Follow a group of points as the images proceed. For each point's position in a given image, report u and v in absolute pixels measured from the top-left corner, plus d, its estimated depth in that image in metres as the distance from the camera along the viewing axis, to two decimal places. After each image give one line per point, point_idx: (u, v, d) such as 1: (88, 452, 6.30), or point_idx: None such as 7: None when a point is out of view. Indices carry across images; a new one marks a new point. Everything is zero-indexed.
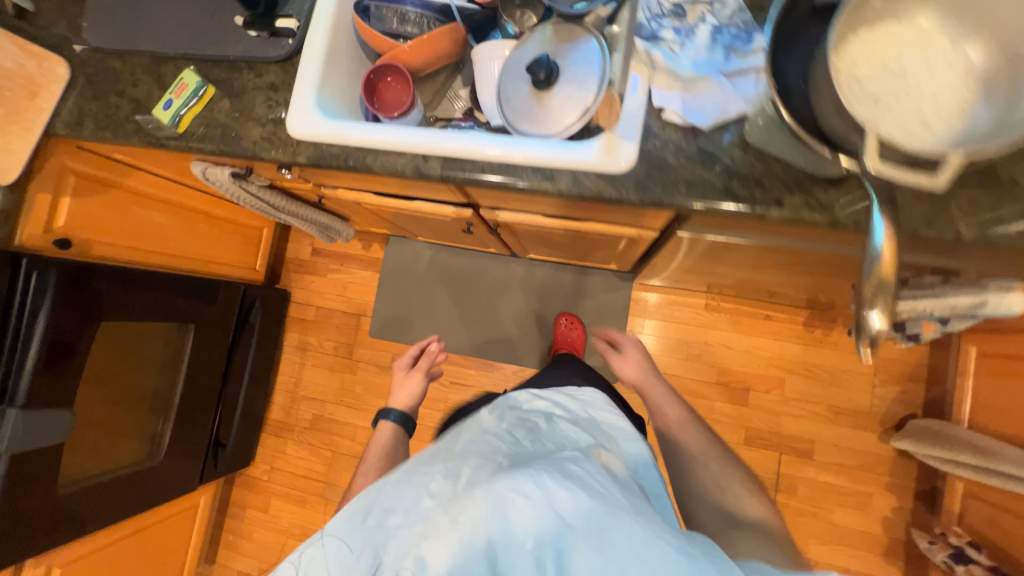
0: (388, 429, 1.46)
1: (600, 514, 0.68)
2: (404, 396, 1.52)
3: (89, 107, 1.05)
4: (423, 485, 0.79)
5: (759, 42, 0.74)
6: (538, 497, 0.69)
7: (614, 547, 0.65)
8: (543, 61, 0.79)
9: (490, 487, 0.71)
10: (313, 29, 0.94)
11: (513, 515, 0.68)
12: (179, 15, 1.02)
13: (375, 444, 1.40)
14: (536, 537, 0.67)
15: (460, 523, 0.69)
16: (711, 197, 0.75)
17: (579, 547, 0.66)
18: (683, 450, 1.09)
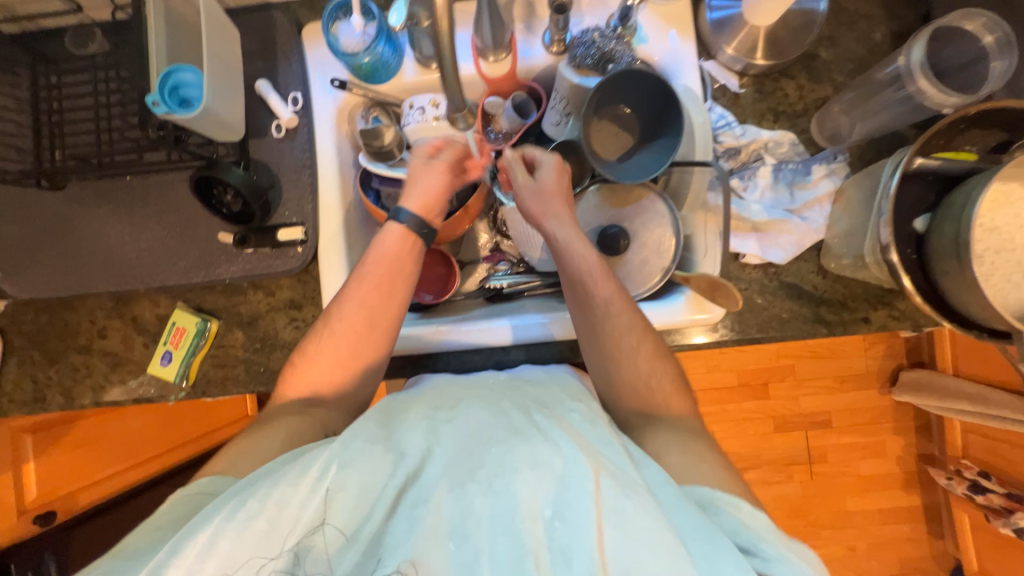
0: (398, 232, 0.72)
1: (632, 500, 0.46)
2: (423, 190, 0.74)
3: (46, 374, 0.84)
4: (387, 447, 0.53)
5: (818, 173, 0.75)
6: (551, 475, 0.49)
7: (638, 532, 0.44)
8: (613, 233, 0.76)
9: (481, 458, 0.52)
10: (325, 229, 0.80)
11: (490, 500, 0.49)
12: (132, 240, 0.82)
13: (379, 256, 0.70)
14: (543, 529, 0.48)
15: (414, 519, 0.49)
16: (805, 327, 0.77)
17: (597, 528, 0.46)
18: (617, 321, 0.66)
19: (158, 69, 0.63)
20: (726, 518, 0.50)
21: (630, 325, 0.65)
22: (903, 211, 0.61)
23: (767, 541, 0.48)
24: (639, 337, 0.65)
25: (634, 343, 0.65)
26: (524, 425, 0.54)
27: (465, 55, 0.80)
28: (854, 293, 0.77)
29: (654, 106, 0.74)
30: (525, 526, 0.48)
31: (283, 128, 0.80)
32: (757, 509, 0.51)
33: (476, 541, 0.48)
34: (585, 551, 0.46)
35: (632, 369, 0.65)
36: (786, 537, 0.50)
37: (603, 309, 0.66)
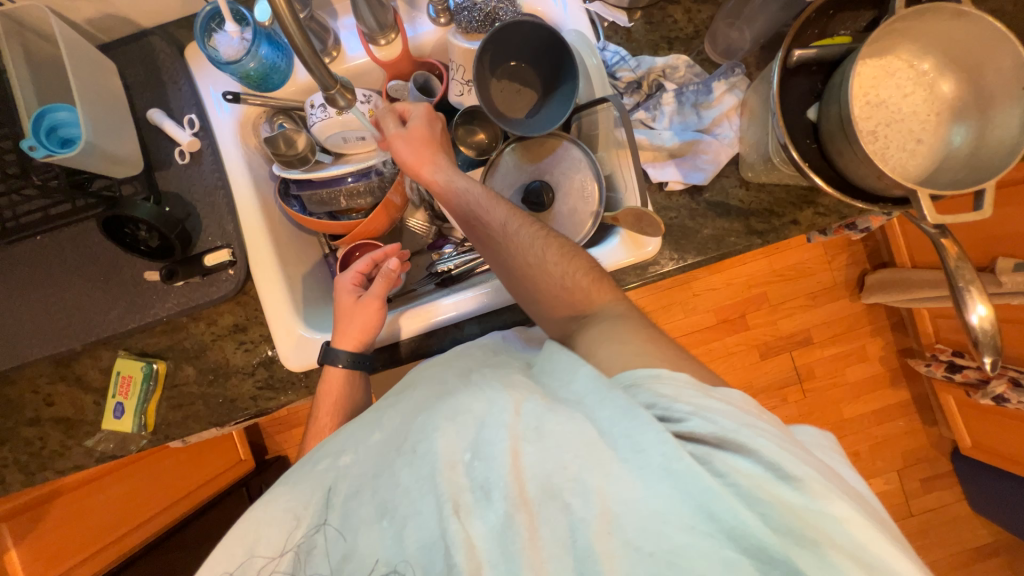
0: (340, 373, 0.74)
1: (552, 414, 0.45)
2: (358, 326, 0.76)
3: (1, 455, 0.81)
4: (324, 456, 0.54)
5: (720, 89, 0.76)
6: (473, 420, 0.47)
7: (557, 441, 0.43)
8: (537, 188, 0.76)
9: (408, 428, 0.50)
10: (251, 247, 0.79)
11: (412, 467, 0.46)
12: (58, 300, 0.79)
13: (325, 400, 0.73)
14: (464, 475, 0.45)
15: (347, 511, 0.48)
16: (741, 240, 0.78)
17: (514, 452, 0.44)
18: (533, 254, 0.63)
19: (31, 114, 0.62)
20: (646, 395, 0.47)
21: (552, 257, 0.63)
22: (795, 105, 0.63)
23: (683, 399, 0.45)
24: (568, 264, 0.63)
25: (565, 269, 0.63)
26: (452, 388, 0.54)
27: (354, 44, 0.80)
28: (779, 195, 0.78)
29: (543, 53, 0.75)
30: (445, 477, 0.45)
31: (186, 154, 0.78)
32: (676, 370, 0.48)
33: (406, 507, 0.45)
34: (502, 482, 0.43)
35: (564, 293, 0.62)
36: (712, 391, 0.46)
37: (523, 249, 0.64)
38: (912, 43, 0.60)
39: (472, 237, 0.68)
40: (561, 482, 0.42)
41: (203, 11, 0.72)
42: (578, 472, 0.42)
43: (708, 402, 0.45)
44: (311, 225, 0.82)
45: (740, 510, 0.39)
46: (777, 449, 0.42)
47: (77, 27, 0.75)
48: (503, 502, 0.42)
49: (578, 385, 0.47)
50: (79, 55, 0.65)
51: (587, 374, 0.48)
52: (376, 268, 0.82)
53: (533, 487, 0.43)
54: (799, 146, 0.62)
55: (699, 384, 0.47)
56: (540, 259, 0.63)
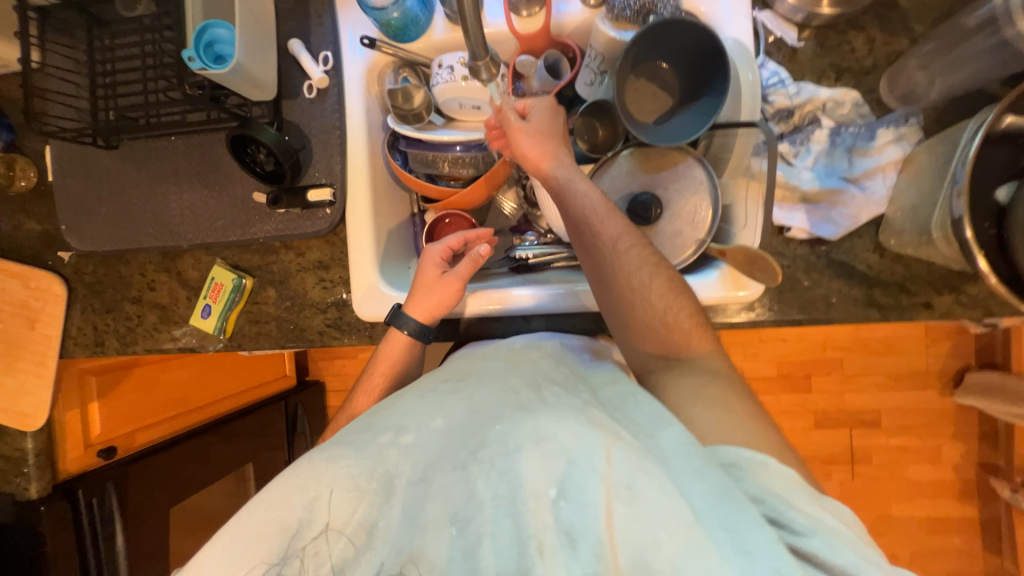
0: (404, 339, 0.75)
1: (648, 476, 0.43)
2: (433, 300, 0.74)
3: (104, 322, 0.91)
4: (386, 430, 0.54)
5: (884, 138, 0.66)
6: (558, 452, 0.45)
7: (654, 510, 0.42)
8: (645, 201, 0.71)
9: (483, 435, 0.49)
10: (352, 190, 0.81)
11: (491, 482, 0.46)
12: (176, 199, 0.86)
13: (381, 361, 0.75)
14: (550, 513, 0.44)
15: (418, 501, 0.49)
16: (855, 310, 0.70)
17: (607, 507, 0.42)
18: (639, 281, 0.62)
19: (195, 26, 0.66)
20: (750, 484, 0.48)
21: (657, 288, 0.62)
22: (983, 179, 0.54)
23: (789, 500, 0.46)
24: (671, 299, 0.62)
25: (666, 304, 0.62)
26: (523, 400, 0.52)
27: (496, 10, 0.77)
28: (916, 270, 0.69)
29: (695, 60, 0.69)
30: (529, 507, 0.44)
31: (314, 89, 0.81)
32: (783, 465, 0.49)
33: (481, 523, 0.45)
34: (593, 536, 0.42)
35: (642, 308, 0.62)
36: (817, 499, 0.47)
37: (629, 272, 0.62)
38: None
39: (577, 248, 0.65)
40: (651, 556, 0.41)
41: None
42: (677, 553, 0.40)
43: (811, 508, 0.46)
44: (410, 181, 0.82)
45: None
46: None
47: None
48: (592, 558, 0.41)
49: (666, 442, 0.49)
50: None
51: (676, 432, 0.50)
52: (465, 246, 0.79)
53: (624, 555, 0.41)
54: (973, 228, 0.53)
55: (807, 487, 0.48)
56: (637, 285, 0.62)
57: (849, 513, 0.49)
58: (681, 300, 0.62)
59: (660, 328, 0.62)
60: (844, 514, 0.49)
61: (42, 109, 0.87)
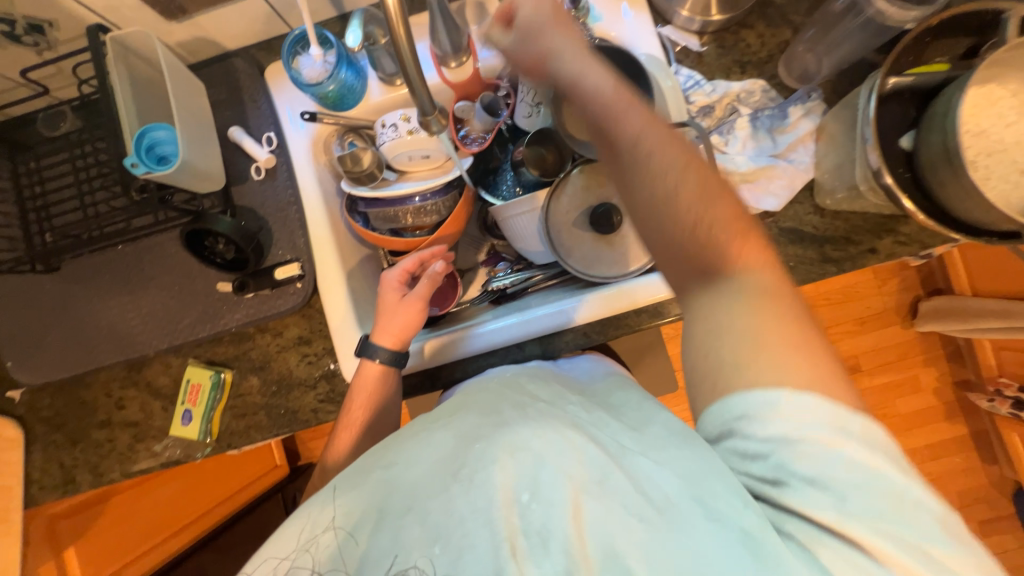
0: (377, 369, 0.72)
1: (615, 470, 0.47)
2: (399, 324, 0.74)
3: (72, 456, 0.84)
4: (380, 464, 0.54)
5: (795, 114, 0.75)
6: (532, 460, 0.48)
7: (618, 499, 0.45)
8: (604, 211, 0.76)
9: (464, 456, 0.51)
10: (320, 260, 0.80)
11: (470, 497, 0.48)
12: (134, 307, 0.82)
13: (359, 389, 0.72)
14: (520, 517, 0.46)
15: (400, 528, 0.48)
16: (814, 268, 0.76)
17: (574, 504, 0.45)
18: (669, 188, 0.46)
19: (132, 132, 0.65)
20: (755, 428, 0.40)
21: (687, 196, 0.45)
22: (887, 132, 0.61)
23: (804, 457, 0.39)
24: (716, 211, 0.45)
25: (717, 219, 0.45)
26: (507, 416, 0.54)
27: (427, 65, 0.80)
28: (855, 221, 0.76)
29: (622, 81, 0.75)
30: (503, 515, 0.46)
31: (262, 170, 0.81)
32: (802, 395, 0.39)
33: (461, 538, 0.46)
34: (563, 533, 0.45)
35: (698, 225, 0.45)
36: (840, 441, 0.39)
37: (657, 176, 0.46)
38: (1018, 73, 0.58)
39: (596, 146, 0.51)
40: (617, 540, 0.44)
41: (290, 35, 0.74)
42: (639, 534, 0.43)
43: (836, 463, 0.38)
44: (375, 241, 0.82)
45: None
46: (908, 544, 0.37)
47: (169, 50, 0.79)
48: (562, 555, 0.44)
49: (637, 436, 0.52)
50: (178, 77, 0.68)
51: (659, 427, 0.53)
52: (422, 267, 0.79)
53: (591, 545, 0.44)
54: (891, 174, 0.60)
55: (831, 420, 0.39)
56: (694, 205, 0.45)
57: (879, 432, 0.39)
58: (748, 243, 0.46)
59: (736, 264, 0.45)
60: (882, 443, 0.39)
61: None
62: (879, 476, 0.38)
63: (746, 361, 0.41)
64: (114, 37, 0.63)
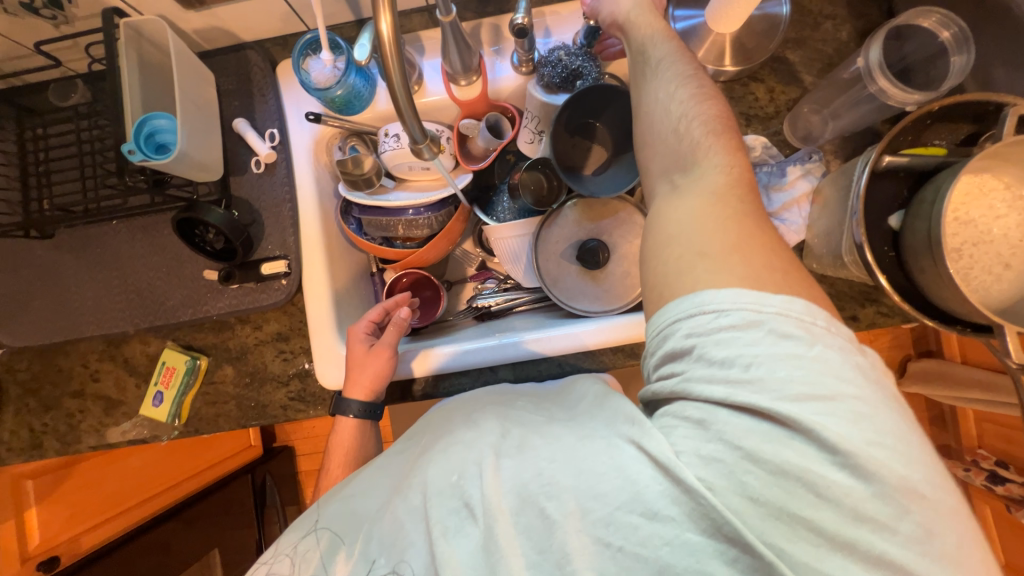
0: (351, 423, 0.74)
1: (533, 438, 0.48)
2: (369, 376, 0.74)
3: (42, 421, 0.85)
4: (345, 484, 0.57)
5: (793, 174, 0.75)
6: (461, 450, 0.49)
7: (535, 454, 0.45)
8: (593, 246, 0.77)
9: (408, 471, 0.52)
10: (308, 260, 0.81)
11: (405, 496, 0.49)
12: (121, 284, 0.83)
13: (335, 446, 0.74)
14: (450, 494, 0.46)
15: (349, 544, 0.50)
16: None
17: (492, 466, 0.46)
18: (669, 99, 0.50)
19: (135, 117, 0.66)
20: (682, 328, 0.41)
21: (689, 97, 0.50)
22: (877, 208, 0.61)
23: (721, 342, 0.39)
24: (708, 112, 0.49)
25: (707, 115, 0.49)
26: (452, 424, 0.56)
27: (435, 81, 0.82)
28: (840, 286, 0.76)
29: (623, 118, 0.75)
30: (432, 502, 0.46)
31: (261, 164, 0.82)
32: (723, 288, 0.40)
33: (400, 532, 0.47)
34: (482, 495, 0.44)
35: (673, 138, 0.49)
36: (758, 320, 0.38)
37: (661, 91, 0.52)
38: (1014, 167, 0.58)
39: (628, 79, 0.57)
40: (537, 492, 0.43)
41: (303, 37, 0.75)
42: (552, 475, 0.43)
43: (753, 343, 0.38)
44: (365, 246, 0.84)
45: (756, 486, 0.36)
46: (836, 413, 0.36)
47: (185, 35, 0.80)
48: (481, 515, 0.44)
49: (576, 410, 0.52)
50: (187, 68, 0.69)
51: (595, 402, 0.52)
52: (388, 316, 0.80)
53: (506, 497, 0.44)
54: (875, 252, 0.60)
55: (750, 298, 0.39)
56: (679, 124, 0.49)
57: (807, 305, 0.39)
58: (736, 145, 0.48)
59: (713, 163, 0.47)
60: (806, 313, 0.39)
61: None
62: (799, 346, 0.38)
63: (688, 265, 0.43)
64: (128, 22, 0.65)
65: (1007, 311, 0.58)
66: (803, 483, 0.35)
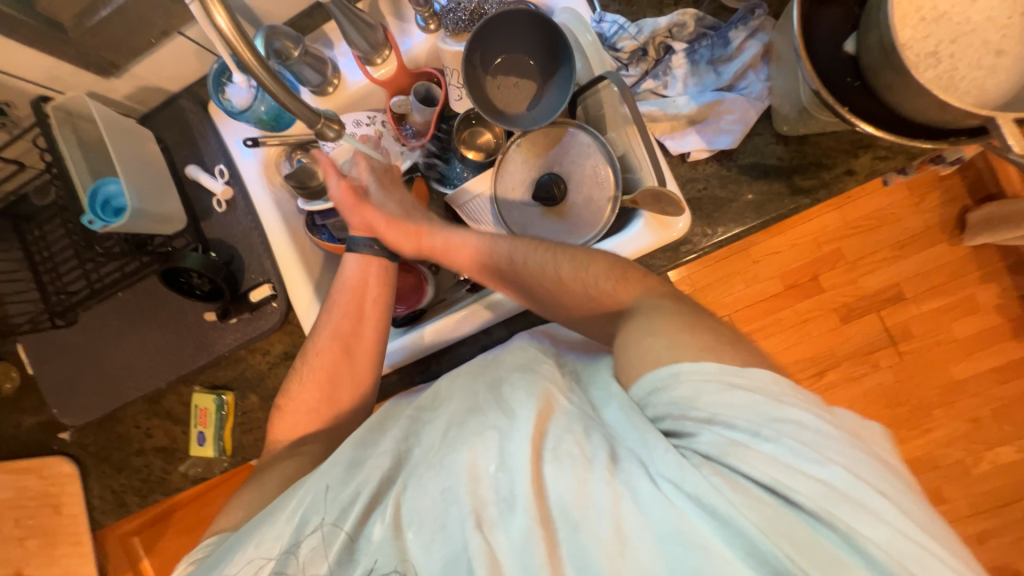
0: (359, 259, 0.79)
1: (570, 436, 0.48)
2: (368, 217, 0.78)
3: (119, 482, 0.94)
4: (372, 451, 0.56)
5: (739, 38, 0.67)
6: (498, 438, 0.50)
7: (572, 461, 0.46)
8: (546, 181, 0.73)
9: (441, 444, 0.53)
10: (289, 278, 0.84)
11: (438, 480, 0.50)
12: (142, 346, 0.89)
13: (345, 287, 0.77)
14: (489, 487, 0.48)
15: (379, 516, 0.51)
16: (784, 203, 0.69)
17: (533, 468, 0.47)
18: (531, 271, 0.67)
19: (87, 190, 0.72)
20: (664, 400, 0.48)
21: (538, 258, 0.67)
22: (826, 39, 0.54)
23: (715, 422, 0.45)
24: (554, 258, 0.66)
25: (550, 261, 0.66)
26: (484, 398, 0.56)
27: (352, 69, 0.81)
28: (822, 139, 0.69)
29: (540, 42, 0.71)
30: (467, 490, 0.48)
31: (222, 202, 0.85)
32: (696, 363, 0.48)
33: (437, 520, 0.49)
34: (523, 497, 0.46)
35: (606, 296, 0.62)
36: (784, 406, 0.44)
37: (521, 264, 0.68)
38: None
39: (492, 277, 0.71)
40: (574, 501, 0.45)
41: (213, 69, 0.77)
42: (590, 493, 0.45)
43: (740, 418, 0.44)
44: (340, 250, 0.86)
45: (814, 545, 0.39)
46: (840, 472, 0.40)
47: (121, 104, 0.84)
48: (523, 517, 0.45)
49: (609, 414, 0.51)
50: (117, 130, 0.74)
51: (619, 404, 0.51)
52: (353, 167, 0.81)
53: (549, 505, 0.46)
54: (835, 86, 0.53)
55: (722, 372, 0.47)
56: (589, 282, 0.63)
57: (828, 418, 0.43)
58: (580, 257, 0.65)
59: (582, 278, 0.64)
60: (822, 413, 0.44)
61: None
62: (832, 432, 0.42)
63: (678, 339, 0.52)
64: (55, 105, 0.69)
65: (1012, 104, 0.50)
66: (856, 551, 0.38)
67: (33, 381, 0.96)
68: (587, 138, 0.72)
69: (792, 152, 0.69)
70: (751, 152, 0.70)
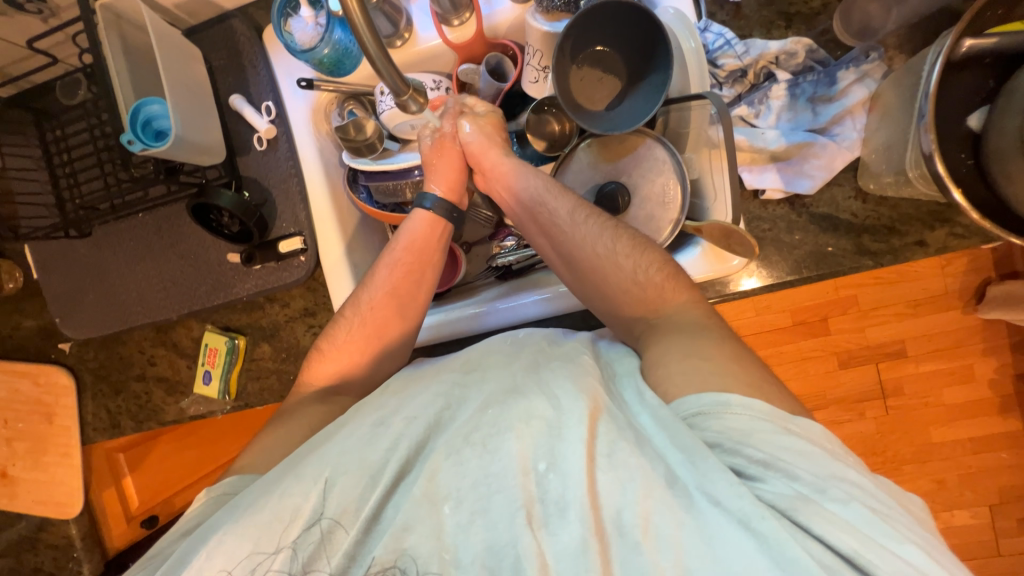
0: (427, 218, 0.75)
1: (626, 443, 0.45)
2: (448, 173, 0.77)
3: (116, 403, 0.93)
4: (398, 416, 0.52)
5: (847, 79, 0.64)
6: (547, 426, 0.47)
7: (630, 471, 0.44)
8: (611, 190, 0.70)
9: (475, 420, 0.49)
10: (321, 233, 0.80)
11: (483, 463, 0.47)
12: (157, 273, 0.86)
13: (409, 242, 0.74)
14: (536, 483, 0.46)
15: (409, 488, 0.48)
16: (846, 262, 0.67)
17: (589, 472, 0.44)
18: (570, 238, 0.66)
19: (128, 107, 0.67)
20: (716, 427, 0.46)
21: (586, 225, 0.65)
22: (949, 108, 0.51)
23: (775, 467, 0.43)
24: (602, 231, 0.65)
25: (595, 230, 0.65)
26: (523, 381, 0.52)
27: (426, 24, 0.75)
28: (899, 205, 0.66)
29: (638, 41, 0.67)
30: (517, 481, 0.46)
31: (264, 140, 0.80)
32: (746, 399, 0.47)
33: (477, 504, 0.46)
34: (576, 499, 0.44)
35: (637, 289, 0.61)
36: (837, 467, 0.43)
37: (569, 229, 0.66)
38: None
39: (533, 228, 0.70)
40: (631, 513, 0.43)
41: None
42: (651, 514, 0.42)
43: (802, 467, 0.43)
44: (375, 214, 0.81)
45: None
46: (915, 551, 0.39)
47: (169, 13, 0.77)
48: (579, 524, 0.43)
49: (642, 418, 0.49)
50: (168, 45, 0.68)
51: (655, 410, 0.49)
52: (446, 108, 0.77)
53: (605, 516, 0.43)
54: (950, 160, 0.51)
55: (774, 415, 0.46)
56: (621, 266, 0.62)
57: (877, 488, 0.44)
58: (628, 240, 0.64)
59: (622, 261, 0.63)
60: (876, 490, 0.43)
61: (13, 212, 0.88)
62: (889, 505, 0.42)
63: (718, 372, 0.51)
64: (102, 4, 0.64)
65: None
66: None
67: (38, 287, 0.92)
68: (666, 154, 0.67)
69: (868, 213, 0.66)
70: (825, 203, 0.67)
